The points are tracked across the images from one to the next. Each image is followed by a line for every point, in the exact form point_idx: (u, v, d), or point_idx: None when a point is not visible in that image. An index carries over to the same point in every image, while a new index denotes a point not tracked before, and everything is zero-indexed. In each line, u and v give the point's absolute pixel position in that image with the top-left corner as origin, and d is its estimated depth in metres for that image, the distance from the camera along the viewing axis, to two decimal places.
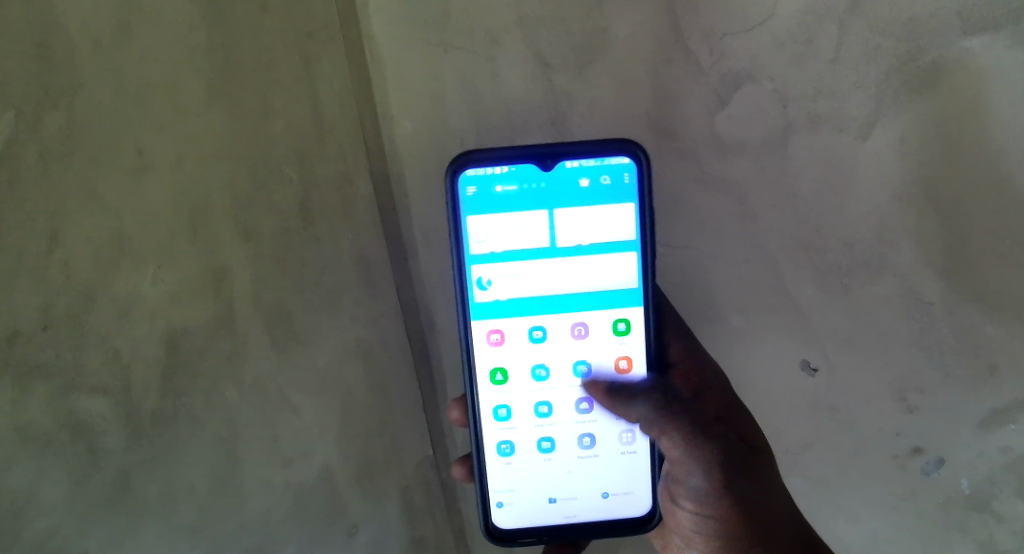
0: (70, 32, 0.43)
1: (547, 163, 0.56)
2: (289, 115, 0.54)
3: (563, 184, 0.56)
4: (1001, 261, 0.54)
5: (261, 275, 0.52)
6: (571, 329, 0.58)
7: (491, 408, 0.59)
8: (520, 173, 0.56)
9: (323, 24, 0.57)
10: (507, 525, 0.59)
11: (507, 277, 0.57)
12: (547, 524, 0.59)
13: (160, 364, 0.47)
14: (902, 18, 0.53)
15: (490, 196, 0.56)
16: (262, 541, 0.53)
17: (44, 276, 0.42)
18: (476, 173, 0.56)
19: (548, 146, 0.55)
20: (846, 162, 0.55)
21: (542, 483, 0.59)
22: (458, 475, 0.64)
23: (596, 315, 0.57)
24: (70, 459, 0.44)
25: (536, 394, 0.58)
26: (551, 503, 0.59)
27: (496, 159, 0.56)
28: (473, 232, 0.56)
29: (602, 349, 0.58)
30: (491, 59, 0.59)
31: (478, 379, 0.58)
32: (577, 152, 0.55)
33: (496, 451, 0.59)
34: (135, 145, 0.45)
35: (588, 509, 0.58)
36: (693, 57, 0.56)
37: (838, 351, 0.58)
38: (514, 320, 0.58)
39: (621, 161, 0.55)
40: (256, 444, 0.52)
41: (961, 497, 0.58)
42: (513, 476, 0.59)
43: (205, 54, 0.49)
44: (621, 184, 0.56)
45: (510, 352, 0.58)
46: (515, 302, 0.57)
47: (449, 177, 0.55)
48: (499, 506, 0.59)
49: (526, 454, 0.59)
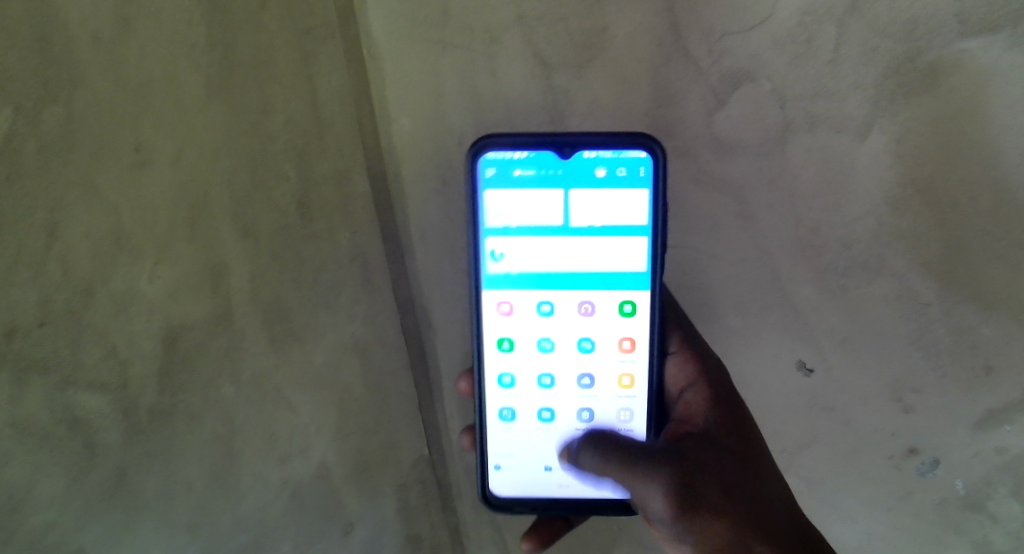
0: (71, 27, 0.43)
1: (565, 152, 0.56)
2: (288, 111, 0.54)
3: (579, 173, 0.56)
4: (998, 262, 0.54)
5: (259, 272, 0.52)
6: (578, 306, 0.57)
7: (496, 375, 0.58)
8: (539, 158, 0.56)
9: (323, 21, 0.57)
10: (503, 489, 0.59)
11: (518, 252, 0.57)
12: (541, 492, 0.59)
13: (158, 359, 0.47)
14: (901, 19, 0.53)
15: (508, 178, 0.56)
16: (258, 538, 0.53)
17: (43, 270, 0.43)
18: (497, 156, 0.56)
19: (568, 135, 0.55)
20: (844, 162, 0.55)
21: (540, 453, 0.58)
22: (464, 443, 0.64)
23: (602, 293, 0.57)
24: (68, 452, 0.44)
25: (541, 365, 0.58)
26: (546, 471, 0.58)
27: (515, 144, 0.55)
28: (487, 212, 0.56)
29: (608, 328, 0.57)
30: (490, 57, 0.59)
31: (484, 349, 0.58)
32: (596, 141, 0.55)
33: (497, 416, 0.59)
34: (135, 141, 0.45)
35: (581, 483, 0.58)
36: (692, 57, 0.56)
37: (835, 350, 0.58)
38: (523, 292, 0.57)
39: (637, 154, 0.55)
40: (253, 441, 0.52)
41: (956, 498, 0.58)
42: (513, 445, 0.59)
43: (205, 49, 0.49)
44: (636, 178, 0.55)
45: (518, 325, 0.58)
46: (524, 273, 0.57)
47: (469, 159, 0.55)
48: (496, 469, 0.59)
49: (527, 422, 0.59)
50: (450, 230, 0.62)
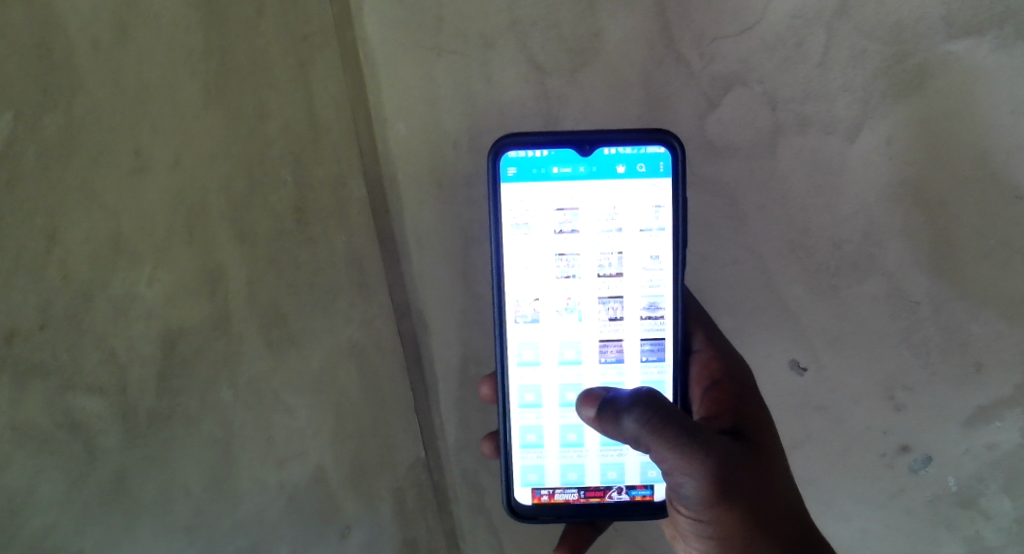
0: (72, 35, 0.43)
1: (585, 149, 0.56)
2: (284, 117, 0.55)
3: (601, 169, 0.56)
4: (986, 261, 0.54)
5: (256, 275, 0.53)
6: (603, 309, 0.57)
7: (519, 384, 0.58)
8: (559, 156, 0.56)
9: (319, 28, 0.58)
10: (529, 497, 0.58)
11: (542, 256, 0.57)
12: (568, 500, 0.58)
13: (156, 364, 0.47)
14: (888, 22, 0.54)
15: (532, 177, 0.56)
16: (255, 541, 0.52)
17: (43, 275, 0.42)
18: (518, 154, 0.56)
19: (587, 132, 0.55)
20: (834, 163, 0.56)
21: (567, 463, 0.58)
22: (487, 450, 0.64)
23: (627, 293, 0.57)
24: (68, 458, 0.44)
25: (565, 371, 0.57)
26: (574, 484, 0.58)
27: (536, 142, 0.56)
28: (511, 207, 0.56)
29: (633, 328, 0.57)
30: (485, 63, 0.60)
31: (508, 355, 0.57)
32: (616, 138, 0.55)
33: (521, 429, 0.58)
34: (134, 146, 0.46)
35: (608, 489, 0.57)
36: (683, 61, 0.57)
37: (827, 350, 0.58)
38: (546, 294, 0.57)
39: (656, 150, 0.55)
40: (251, 445, 0.52)
41: (948, 495, 0.58)
42: (540, 454, 0.58)
43: (202, 56, 0.49)
44: (656, 173, 0.55)
45: (539, 327, 0.57)
46: (547, 275, 0.57)
47: (490, 159, 0.55)
48: (523, 484, 0.58)
49: (552, 433, 0.58)
50: (445, 233, 0.63)
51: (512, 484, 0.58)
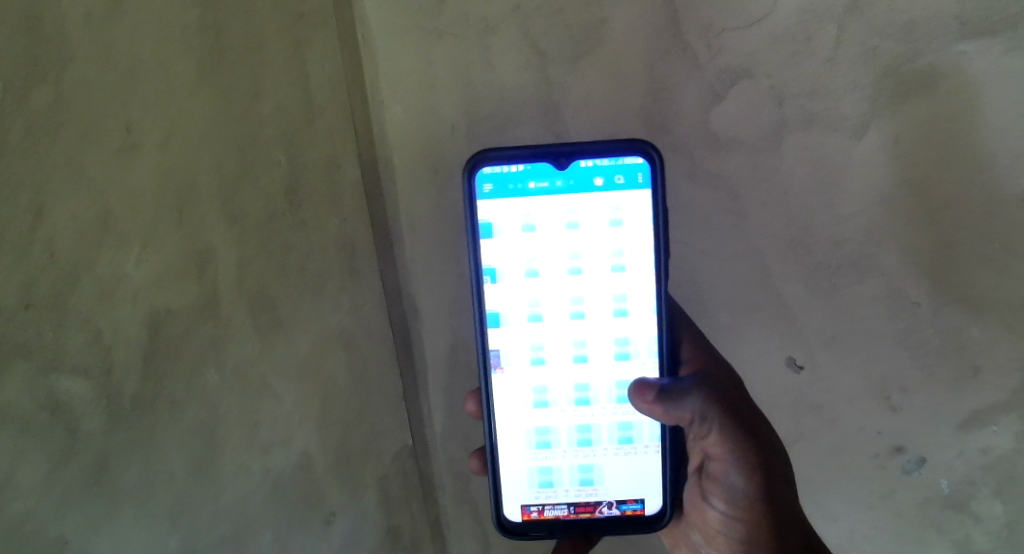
0: (63, 4, 0.41)
1: (561, 163, 0.56)
2: (278, 98, 0.54)
3: (578, 182, 0.56)
4: (987, 265, 0.54)
5: (246, 259, 0.51)
6: (583, 323, 0.57)
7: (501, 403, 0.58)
8: (535, 170, 0.56)
9: (315, 7, 0.57)
10: (519, 514, 0.59)
11: (519, 272, 0.57)
12: (558, 516, 0.59)
13: (141, 346, 0.45)
14: (901, 20, 0.53)
15: (509, 191, 0.56)
16: (240, 528, 0.51)
17: (26, 250, 0.40)
18: (493, 170, 0.56)
19: (562, 146, 0.55)
20: (836, 161, 0.55)
21: (553, 475, 0.59)
22: (474, 466, 0.64)
23: (607, 310, 0.57)
24: (48, 441, 0.42)
25: (546, 386, 0.58)
26: (564, 496, 0.59)
27: (510, 158, 0.56)
28: (488, 222, 0.56)
29: (615, 341, 0.57)
30: (486, 48, 0.59)
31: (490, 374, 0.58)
32: (592, 151, 0.55)
33: (506, 448, 0.59)
34: (124, 122, 0.44)
35: (598, 504, 0.58)
36: (691, 51, 0.56)
37: (822, 349, 0.58)
38: (523, 312, 0.57)
39: (635, 161, 0.55)
40: (236, 430, 0.51)
41: (939, 497, 0.58)
42: (526, 470, 0.59)
43: (196, 33, 0.48)
44: (635, 184, 0.56)
45: (517, 343, 0.58)
46: (527, 286, 0.57)
47: (466, 176, 0.56)
48: (512, 498, 0.59)
49: (536, 449, 0.59)
50: (440, 222, 0.63)
51: (500, 498, 0.59)
